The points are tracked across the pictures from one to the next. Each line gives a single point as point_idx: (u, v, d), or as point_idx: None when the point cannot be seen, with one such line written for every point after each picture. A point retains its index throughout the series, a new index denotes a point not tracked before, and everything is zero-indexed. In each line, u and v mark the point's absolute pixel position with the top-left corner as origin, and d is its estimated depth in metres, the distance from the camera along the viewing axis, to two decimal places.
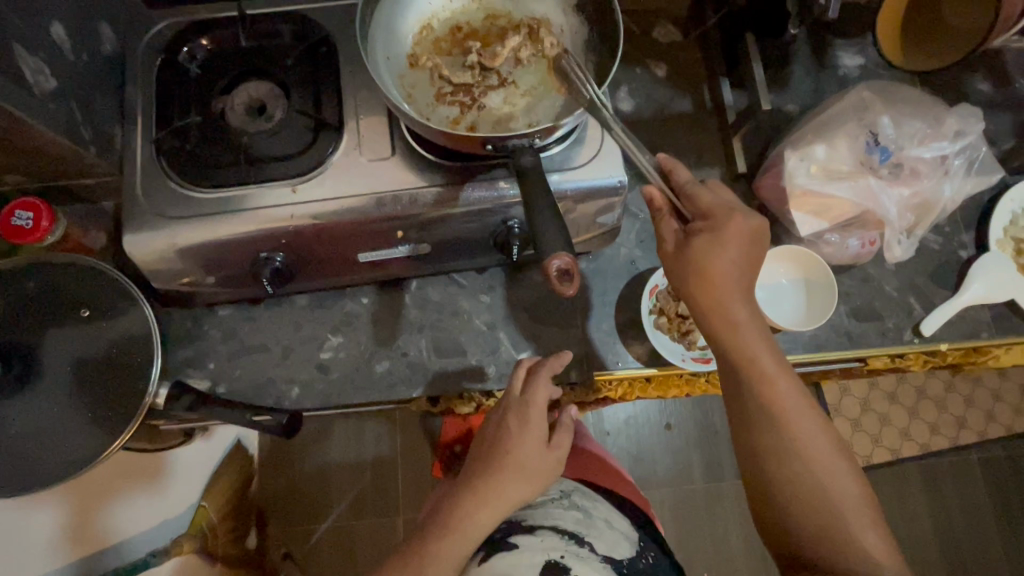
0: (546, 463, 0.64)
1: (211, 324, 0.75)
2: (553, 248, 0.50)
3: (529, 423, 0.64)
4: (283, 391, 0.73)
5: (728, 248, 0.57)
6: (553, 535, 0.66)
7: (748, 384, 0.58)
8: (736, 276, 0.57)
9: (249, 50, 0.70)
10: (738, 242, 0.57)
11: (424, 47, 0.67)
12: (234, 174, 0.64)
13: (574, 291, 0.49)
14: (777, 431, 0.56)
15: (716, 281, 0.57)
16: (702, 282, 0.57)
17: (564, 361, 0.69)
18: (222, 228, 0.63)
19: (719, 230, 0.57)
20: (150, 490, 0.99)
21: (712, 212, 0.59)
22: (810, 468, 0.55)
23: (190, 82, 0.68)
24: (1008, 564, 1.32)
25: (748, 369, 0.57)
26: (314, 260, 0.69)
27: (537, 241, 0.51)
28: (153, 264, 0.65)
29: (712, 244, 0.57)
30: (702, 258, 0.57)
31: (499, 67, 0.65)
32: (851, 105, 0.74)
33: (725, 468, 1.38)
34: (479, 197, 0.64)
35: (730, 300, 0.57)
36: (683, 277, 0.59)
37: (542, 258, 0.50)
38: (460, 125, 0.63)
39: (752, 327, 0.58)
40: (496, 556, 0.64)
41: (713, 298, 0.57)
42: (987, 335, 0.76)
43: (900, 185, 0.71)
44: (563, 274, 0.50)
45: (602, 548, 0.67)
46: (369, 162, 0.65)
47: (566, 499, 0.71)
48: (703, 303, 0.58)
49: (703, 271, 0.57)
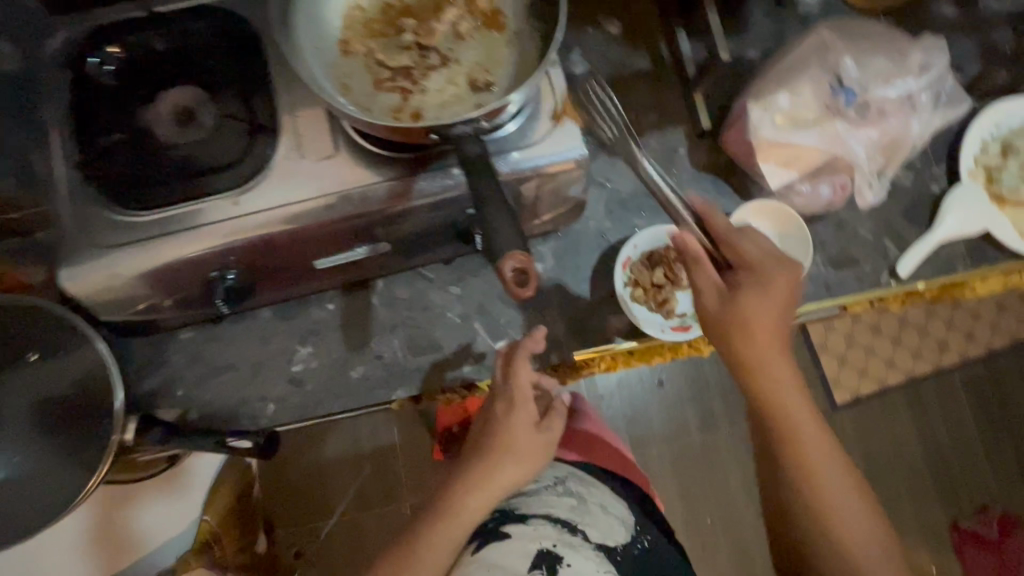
0: (537, 444, 0.64)
1: (173, 349, 0.71)
2: (511, 244, 0.47)
3: (517, 406, 0.64)
4: (258, 409, 0.70)
5: (768, 306, 0.58)
6: (546, 523, 0.66)
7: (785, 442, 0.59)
8: (776, 336, 0.58)
9: (166, 53, 0.64)
10: (778, 302, 0.58)
11: (355, 30, 0.62)
12: (170, 192, 0.60)
13: (532, 290, 0.50)
14: (810, 483, 0.58)
15: (755, 343, 0.58)
16: (746, 341, 0.58)
17: (539, 339, 0.67)
18: (165, 252, 0.59)
19: (756, 288, 0.58)
20: (162, 493, 0.87)
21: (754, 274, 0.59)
22: (838, 520, 0.57)
23: (104, 94, 0.62)
24: (994, 476, 1.37)
25: (785, 427, 0.59)
26: (271, 272, 0.66)
27: (491, 237, 0.48)
28: (96, 297, 0.61)
29: (751, 304, 0.58)
30: (743, 320, 0.58)
31: (438, 45, 0.60)
32: (812, 48, 0.70)
33: (719, 419, 1.40)
34: (433, 188, 0.61)
35: (770, 356, 0.58)
36: (722, 335, 0.59)
37: (496, 259, 0.48)
38: (404, 113, 0.59)
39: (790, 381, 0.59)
40: (488, 545, 0.64)
41: (754, 357, 0.58)
42: (962, 268, 0.76)
43: (868, 127, 0.68)
44: (518, 274, 0.49)
45: (595, 536, 0.66)
46: (312, 163, 0.61)
47: (560, 485, 0.71)
48: (741, 357, 0.59)
49: (742, 330, 0.58)
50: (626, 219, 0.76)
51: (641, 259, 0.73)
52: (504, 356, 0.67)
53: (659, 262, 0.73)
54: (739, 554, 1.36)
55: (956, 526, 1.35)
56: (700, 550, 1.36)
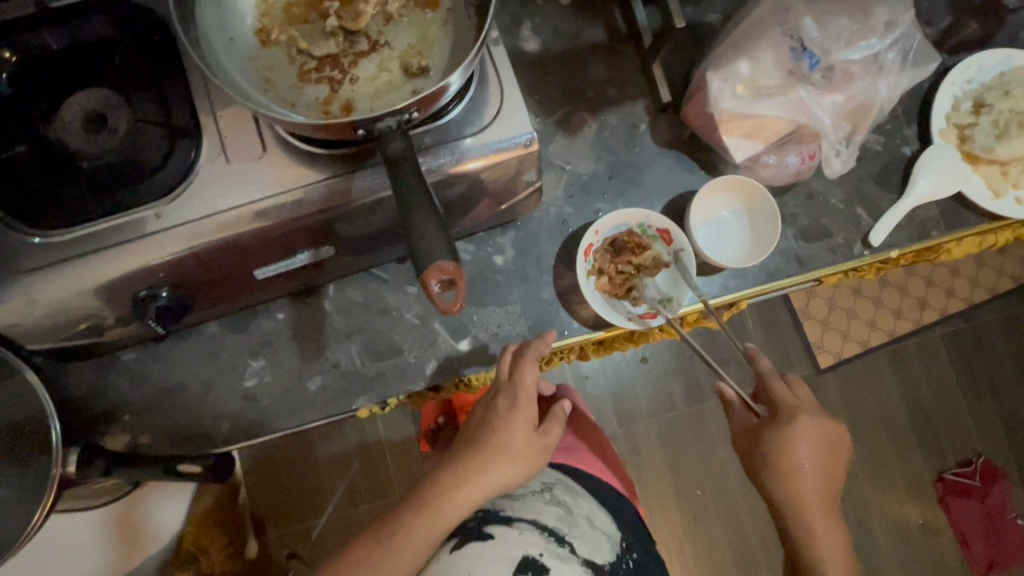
0: (531, 447, 0.61)
1: (117, 372, 0.67)
2: (438, 252, 0.43)
3: (518, 407, 0.61)
4: (212, 428, 0.67)
5: (803, 445, 0.64)
6: (532, 529, 0.62)
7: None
8: (818, 473, 0.65)
9: (68, 53, 0.58)
10: (814, 444, 0.65)
11: (274, 17, 0.56)
12: (86, 208, 0.55)
13: (460, 304, 0.45)
14: None
15: (795, 482, 0.64)
16: (790, 480, 0.64)
17: (550, 342, 0.65)
18: (90, 271, 0.55)
19: (791, 423, 0.65)
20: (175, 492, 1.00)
21: (794, 415, 0.66)
22: None
23: (2, 103, 0.57)
24: (976, 431, 1.38)
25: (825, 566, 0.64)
26: (208, 285, 0.61)
27: (415, 246, 0.44)
28: (20, 325, 0.57)
29: (789, 444, 0.65)
30: (784, 456, 0.64)
31: (366, 28, 0.55)
32: (770, 10, 0.65)
33: (704, 393, 1.39)
34: (371, 185, 0.57)
35: (809, 495, 0.64)
36: (766, 468, 0.66)
37: (420, 271, 0.44)
38: (334, 106, 0.54)
39: (823, 521, 0.65)
40: (469, 545, 0.60)
41: (797, 491, 0.64)
42: (937, 233, 0.73)
43: (833, 92, 0.65)
44: (447, 284, 0.44)
45: (583, 550, 0.63)
46: (239, 166, 0.56)
47: (547, 493, 0.68)
48: (780, 496, 0.65)
49: (784, 466, 0.65)
50: (588, 203, 0.72)
51: (604, 246, 0.70)
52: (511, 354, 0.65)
53: (622, 249, 0.70)
54: (728, 524, 1.37)
55: (942, 479, 1.35)
56: (690, 523, 1.37)
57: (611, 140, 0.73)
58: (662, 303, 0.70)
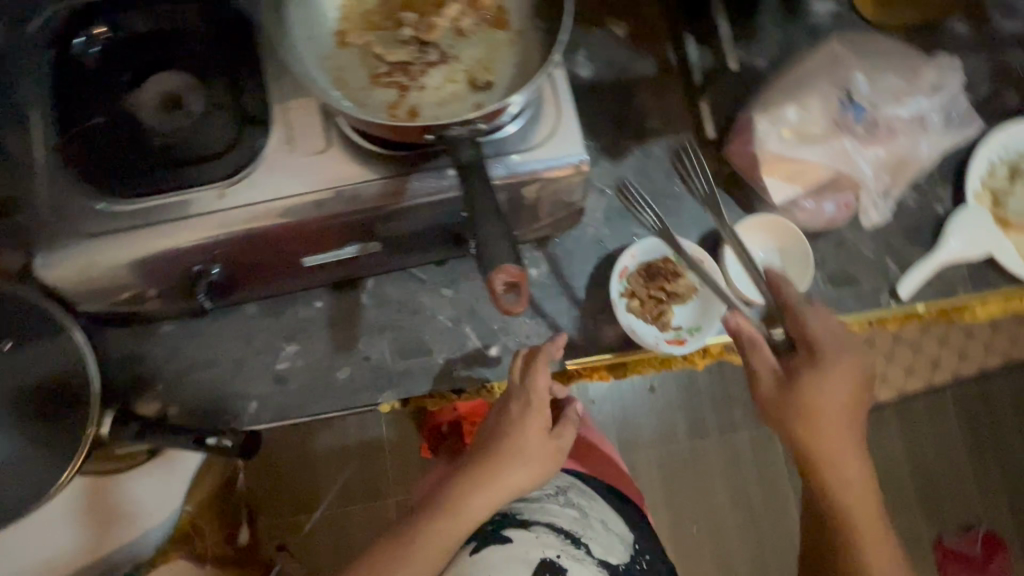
0: (545, 450, 0.62)
1: (154, 342, 0.69)
2: (501, 255, 0.46)
3: (531, 409, 0.62)
4: (240, 406, 0.69)
5: (836, 389, 0.58)
6: (548, 532, 0.65)
7: (849, 529, 0.60)
8: (847, 420, 0.59)
9: (154, 35, 0.61)
10: (849, 384, 0.58)
11: (352, 21, 0.59)
12: (154, 182, 0.58)
13: (522, 307, 0.49)
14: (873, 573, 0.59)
15: (821, 429, 0.59)
16: (820, 426, 0.58)
17: (560, 343, 0.66)
18: (148, 243, 0.57)
19: (819, 365, 0.59)
20: None
21: (824, 355, 0.59)
22: None
23: (87, 75, 0.60)
24: (980, 498, 1.37)
25: (852, 513, 0.60)
26: (257, 267, 0.64)
27: (481, 245, 0.46)
28: (76, 286, 0.59)
29: (815, 388, 0.58)
30: (812, 402, 0.58)
31: (438, 41, 0.58)
32: (822, 62, 0.69)
33: (709, 428, 1.39)
34: (425, 188, 0.59)
35: (840, 443, 0.59)
36: (789, 418, 0.60)
37: (486, 272, 0.46)
38: (400, 110, 0.57)
39: (858, 469, 0.60)
40: (489, 547, 0.63)
41: (824, 439, 0.59)
42: (963, 292, 0.75)
43: (875, 144, 0.67)
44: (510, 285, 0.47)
45: (598, 550, 0.66)
46: (303, 157, 0.59)
47: (562, 495, 0.70)
48: (812, 446, 0.59)
49: (811, 413, 0.59)
50: (625, 227, 0.74)
51: (638, 269, 0.72)
52: (524, 357, 0.66)
53: (656, 274, 0.72)
54: (723, 563, 1.36)
55: (940, 543, 1.34)
56: (683, 559, 1.36)
57: (652, 168, 0.75)
58: (690, 331, 0.71)
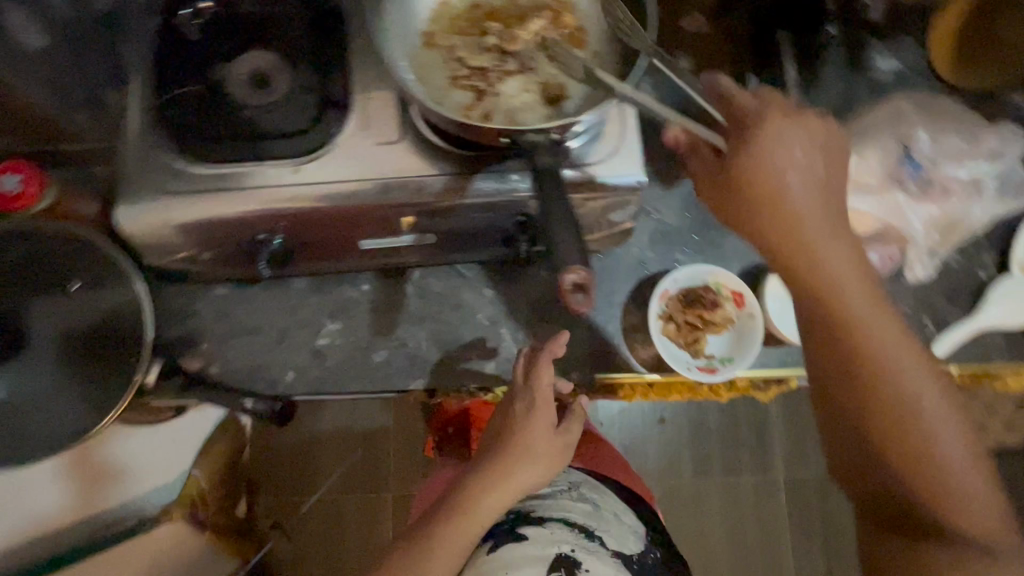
0: (553, 447, 0.65)
1: (204, 303, 0.72)
2: (569, 259, 0.47)
3: (535, 409, 0.65)
4: (277, 374, 0.71)
5: (792, 166, 0.49)
6: (563, 528, 0.66)
7: (864, 352, 0.48)
8: (819, 209, 0.49)
9: (253, 15, 0.64)
10: (808, 159, 0.49)
11: (440, 25, 0.63)
12: (234, 151, 0.61)
13: (587, 307, 0.51)
14: (885, 389, 0.48)
15: (790, 222, 0.49)
16: (783, 218, 0.49)
17: (563, 343, 0.67)
18: (222, 209, 0.60)
19: (771, 143, 0.49)
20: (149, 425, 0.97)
21: (776, 132, 0.49)
22: (921, 432, 0.47)
23: (187, 44, 0.63)
24: None
25: (858, 330, 0.48)
26: (316, 244, 0.67)
27: (553, 248, 0.48)
28: (145, 238, 0.63)
29: (779, 164, 0.49)
30: (772, 192, 0.49)
31: (519, 53, 0.61)
32: (887, 115, 0.71)
33: (715, 467, 1.38)
34: (487, 190, 0.61)
35: (819, 238, 0.49)
36: (752, 223, 0.50)
37: (557, 269, 0.48)
38: (474, 112, 0.60)
39: (847, 268, 0.49)
40: (506, 545, 0.66)
41: (795, 224, 0.49)
42: (998, 360, 0.74)
43: (927, 203, 0.69)
44: (577, 287, 0.49)
45: (612, 542, 0.67)
46: (376, 145, 0.62)
47: (575, 490, 0.72)
48: (778, 241, 0.50)
49: (774, 207, 0.49)
50: (669, 251, 0.76)
51: (678, 294, 0.73)
52: (528, 356, 0.68)
53: (695, 301, 0.73)
54: None
55: None
56: None
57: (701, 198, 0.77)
58: (722, 361, 0.72)
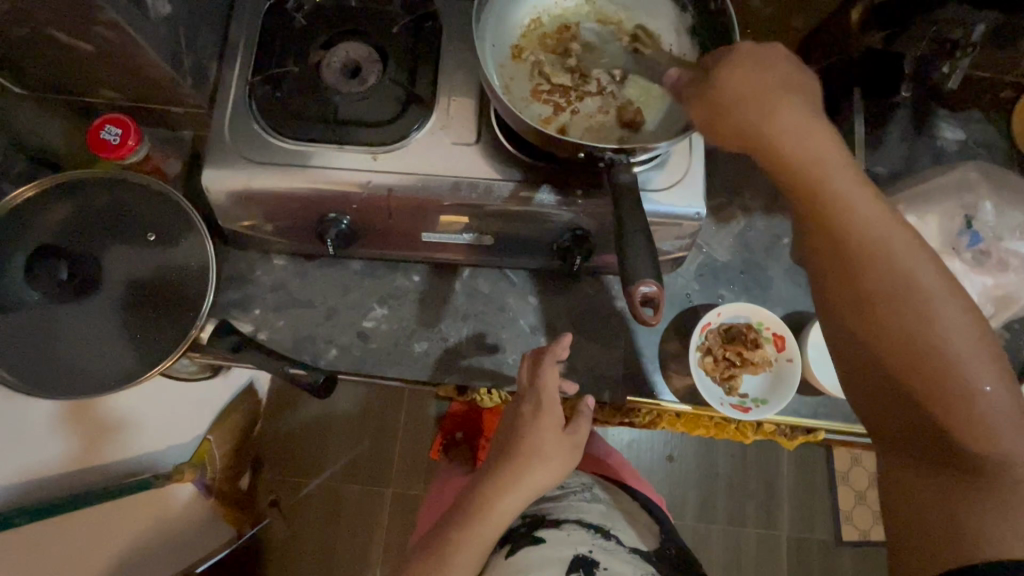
0: (563, 447, 0.65)
1: (263, 271, 0.76)
2: (643, 271, 0.50)
3: (543, 411, 0.65)
4: (320, 349, 0.74)
5: (763, 74, 0.47)
6: (579, 528, 0.69)
7: (879, 272, 0.45)
8: (796, 114, 0.46)
9: (355, 10, 0.69)
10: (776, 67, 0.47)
11: (530, 40, 0.66)
12: (318, 131, 0.64)
13: (658, 321, 0.51)
14: (881, 284, 0.45)
15: (783, 137, 0.46)
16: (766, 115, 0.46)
17: (565, 345, 0.68)
18: (298, 182, 0.63)
19: (748, 62, 0.47)
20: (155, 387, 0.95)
21: (754, 53, 0.48)
22: (928, 334, 0.43)
23: (293, 29, 0.67)
24: None
25: (868, 251, 0.45)
26: (379, 230, 0.70)
27: (625, 260, 0.50)
28: (222, 201, 0.66)
29: (753, 73, 0.47)
30: (756, 108, 0.46)
31: (600, 75, 0.64)
32: (954, 182, 0.73)
33: (719, 514, 1.36)
34: (550, 201, 0.63)
35: (806, 135, 0.46)
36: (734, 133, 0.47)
37: (628, 282, 0.50)
38: (551, 125, 0.62)
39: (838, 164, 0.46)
40: (523, 550, 0.67)
41: (791, 140, 0.46)
42: None
43: (984, 273, 0.69)
44: (646, 301, 0.51)
45: (628, 540, 0.69)
46: (452, 145, 0.64)
47: (587, 491, 0.76)
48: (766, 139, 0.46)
49: (764, 123, 0.46)
50: (714, 286, 0.77)
51: (720, 328, 0.74)
52: (531, 358, 0.68)
53: (736, 338, 0.73)
54: None
55: None
56: None
57: (752, 239, 0.79)
58: (755, 401, 0.72)
